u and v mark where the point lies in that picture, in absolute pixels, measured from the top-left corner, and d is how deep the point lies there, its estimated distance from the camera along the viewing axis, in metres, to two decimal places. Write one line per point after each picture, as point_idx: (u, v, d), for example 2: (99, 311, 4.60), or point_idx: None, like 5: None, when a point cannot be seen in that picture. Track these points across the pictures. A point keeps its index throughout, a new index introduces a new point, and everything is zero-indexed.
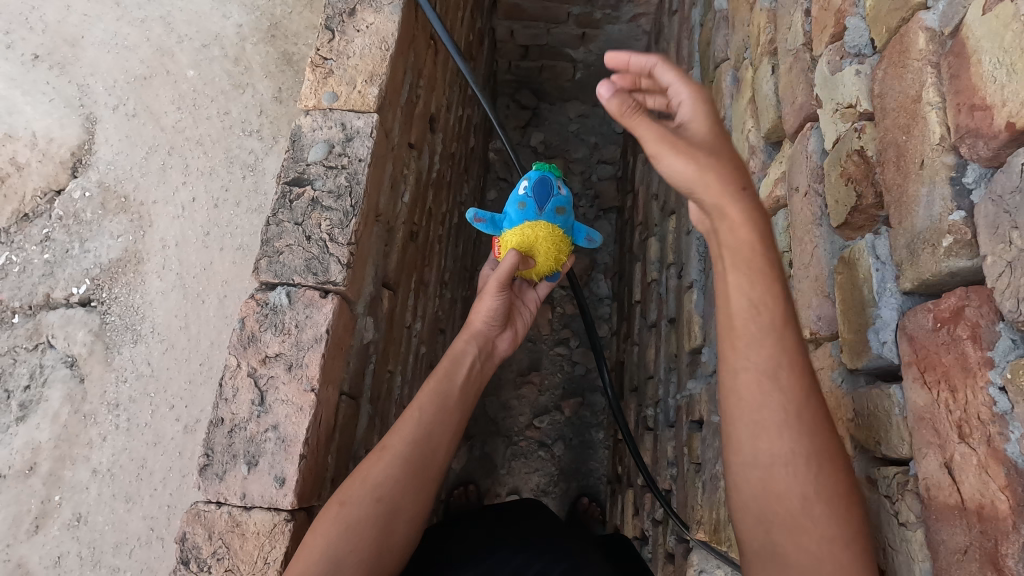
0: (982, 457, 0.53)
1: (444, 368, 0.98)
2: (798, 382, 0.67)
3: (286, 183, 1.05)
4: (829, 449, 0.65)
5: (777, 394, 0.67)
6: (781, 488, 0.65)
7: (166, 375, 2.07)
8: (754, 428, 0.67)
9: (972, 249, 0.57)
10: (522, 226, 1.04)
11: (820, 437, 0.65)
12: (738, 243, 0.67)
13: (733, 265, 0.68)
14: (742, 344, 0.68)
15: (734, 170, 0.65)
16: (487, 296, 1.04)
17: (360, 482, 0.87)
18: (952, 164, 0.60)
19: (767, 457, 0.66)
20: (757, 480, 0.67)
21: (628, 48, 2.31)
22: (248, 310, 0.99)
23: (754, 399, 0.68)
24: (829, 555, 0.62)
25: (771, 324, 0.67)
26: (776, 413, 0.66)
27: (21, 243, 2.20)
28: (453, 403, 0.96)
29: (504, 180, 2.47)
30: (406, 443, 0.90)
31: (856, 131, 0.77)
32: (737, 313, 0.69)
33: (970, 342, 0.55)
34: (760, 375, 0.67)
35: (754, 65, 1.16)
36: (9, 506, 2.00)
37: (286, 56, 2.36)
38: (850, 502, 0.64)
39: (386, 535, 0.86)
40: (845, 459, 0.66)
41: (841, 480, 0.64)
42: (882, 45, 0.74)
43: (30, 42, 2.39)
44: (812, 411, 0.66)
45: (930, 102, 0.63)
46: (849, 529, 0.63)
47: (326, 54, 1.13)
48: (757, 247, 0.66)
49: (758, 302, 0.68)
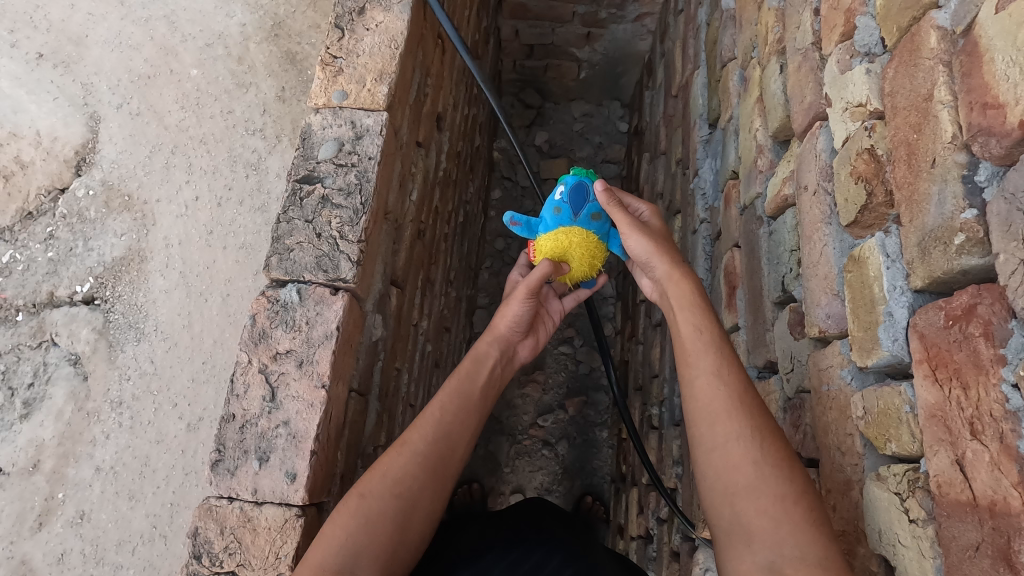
0: (994, 454, 0.53)
1: (465, 368, 0.99)
2: (740, 382, 0.81)
3: (296, 181, 1.05)
4: (771, 433, 0.76)
5: (724, 385, 0.80)
6: (736, 460, 0.75)
7: (170, 372, 2.08)
8: (708, 415, 0.79)
9: (985, 247, 0.58)
10: (557, 234, 1.05)
11: (759, 415, 0.77)
12: (687, 306, 0.87)
13: (679, 302, 0.88)
14: (691, 353, 0.84)
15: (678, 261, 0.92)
16: (515, 302, 1.04)
17: (380, 476, 0.87)
18: (964, 163, 0.60)
19: (722, 436, 0.77)
20: (717, 458, 0.77)
21: (632, 48, 2.31)
22: (259, 307, 1.00)
23: (708, 394, 0.80)
24: (781, 511, 0.71)
25: (713, 338, 0.84)
26: (723, 399, 0.79)
27: (25, 241, 2.21)
28: (473, 402, 0.96)
29: (508, 179, 2.48)
30: (425, 440, 0.90)
31: (867, 129, 0.77)
32: (685, 334, 0.86)
33: (982, 339, 0.55)
34: (708, 374, 0.81)
35: (761, 64, 1.17)
36: (14, 503, 2.01)
37: (290, 55, 2.37)
38: (793, 465, 0.74)
39: (404, 530, 0.86)
40: (784, 435, 0.77)
41: (783, 452, 0.75)
42: (893, 43, 0.74)
43: (35, 41, 2.40)
44: (751, 397, 0.79)
45: (942, 101, 0.63)
46: (796, 489, 0.72)
47: (335, 53, 1.14)
48: (699, 310, 0.86)
49: (699, 325, 0.85)
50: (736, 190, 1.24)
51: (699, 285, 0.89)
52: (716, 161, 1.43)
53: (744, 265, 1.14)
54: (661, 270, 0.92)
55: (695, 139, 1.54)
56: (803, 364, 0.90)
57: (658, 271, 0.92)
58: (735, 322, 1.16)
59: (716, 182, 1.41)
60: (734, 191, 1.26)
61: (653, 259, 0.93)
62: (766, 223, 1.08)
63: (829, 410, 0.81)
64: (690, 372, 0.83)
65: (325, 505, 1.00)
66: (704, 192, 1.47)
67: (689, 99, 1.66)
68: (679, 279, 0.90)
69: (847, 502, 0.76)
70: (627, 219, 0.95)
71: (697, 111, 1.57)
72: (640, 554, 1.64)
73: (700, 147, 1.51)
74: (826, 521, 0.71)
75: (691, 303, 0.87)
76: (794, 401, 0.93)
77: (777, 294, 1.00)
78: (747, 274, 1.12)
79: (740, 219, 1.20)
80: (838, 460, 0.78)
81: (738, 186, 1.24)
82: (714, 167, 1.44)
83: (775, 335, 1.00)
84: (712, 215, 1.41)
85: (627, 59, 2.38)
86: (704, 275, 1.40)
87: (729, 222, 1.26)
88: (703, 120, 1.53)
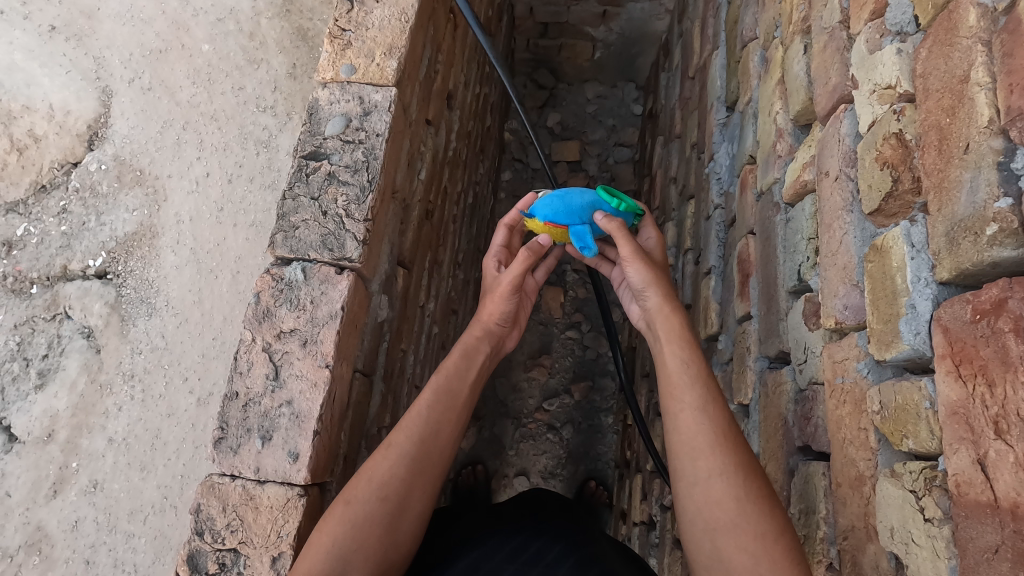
0: (1019, 455, 0.51)
1: (452, 365, 0.97)
2: (725, 419, 0.82)
3: (302, 157, 1.03)
4: (752, 471, 0.78)
5: (708, 420, 0.81)
6: (718, 496, 0.77)
7: (180, 347, 2.09)
8: (690, 450, 0.80)
9: (1019, 239, 0.55)
10: (586, 233, 1.01)
11: (742, 452, 0.79)
12: (675, 339, 0.88)
13: (667, 335, 0.89)
14: (676, 387, 0.85)
15: (667, 295, 0.92)
16: (500, 297, 1.02)
17: (366, 481, 0.86)
18: (1001, 148, 0.57)
19: (705, 471, 0.78)
20: (699, 494, 0.78)
21: (650, 27, 2.25)
22: (263, 285, 0.98)
23: (690, 429, 0.81)
24: (761, 548, 0.73)
25: (699, 373, 0.85)
26: (706, 435, 0.80)
27: (39, 214, 2.21)
28: (461, 400, 0.95)
29: (520, 161, 2.44)
30: (411, 441, 0.89)
31: (896, 113, 0.73)
32: (671, 366, 0.87)
33: (1012, 334, 0.53)
34: (693, 410, 0.82)
35: (784, 44, 1.12)
36: (29, 471, 2.05)
37: (301, 31, 2.33)
38: (773, 503, 0.76)
39: (394, 533, 0.86)
40: (764, 473, 0.79)
41: (765, 491, 0.77)
42: (928, 22, 0.70)
43: (47, 14, 2.38)
44: (733, 433, 0.81)
45: (979, 83, 0.60)
46: (776, 526, 0.74)
47: (344, 26, 1.11)
48: (682, 345, 0.88)
49: (687, 359, 0.86)
50: (752, 175, 1.21)
51: (688, 320, 0.90)
52: (732, 145, 1.39)
53: (759, 252, 1.12)
54: (652, 302, 0.93)
55: (712, 123, 1.50)
56: (817, 356, 0.88)
57: (657, 284, 0.93)
58: (747, 311, 1.14)
59: (731, 166, 1.37)
60: (750, 176, 1.22)
61: (648, 290, 0.93)
62: (783, 210, 1.05)
63: (843, 405, 0.78)
64: (674, 405, 0.84)
65: (328, 485, 0.99)
66: (719, 177, 1.43)
67: (707, 81, 1.61)
68: (669, 313, 0.91)
69: (859, 497, 0.74)
70: (632, 246, 0.93)
71: (714, 93, 1.53)
72: (642, 541, 1.64)
73: (716, 130, 1.47)
74: (802, 559, 0.74)
75: (676, 338, 0.89)
76: (806, 393, 0.90)
77: (792, 283, 0.97)
78: (761, 262, 1.09)
79: (757, 205, 1.17)
80: (851, 454, 0.76)
81: (755, 171, 1.20)
82: (730, 151, 1.40)
83: (788, 325, 0.98)
84: (726, 200, 1.37)
85: (643, 39, 2.32)
86: (716, 262, 1.37)
87: (744, 208, 1.23)
88: (720, 103, 1.49)
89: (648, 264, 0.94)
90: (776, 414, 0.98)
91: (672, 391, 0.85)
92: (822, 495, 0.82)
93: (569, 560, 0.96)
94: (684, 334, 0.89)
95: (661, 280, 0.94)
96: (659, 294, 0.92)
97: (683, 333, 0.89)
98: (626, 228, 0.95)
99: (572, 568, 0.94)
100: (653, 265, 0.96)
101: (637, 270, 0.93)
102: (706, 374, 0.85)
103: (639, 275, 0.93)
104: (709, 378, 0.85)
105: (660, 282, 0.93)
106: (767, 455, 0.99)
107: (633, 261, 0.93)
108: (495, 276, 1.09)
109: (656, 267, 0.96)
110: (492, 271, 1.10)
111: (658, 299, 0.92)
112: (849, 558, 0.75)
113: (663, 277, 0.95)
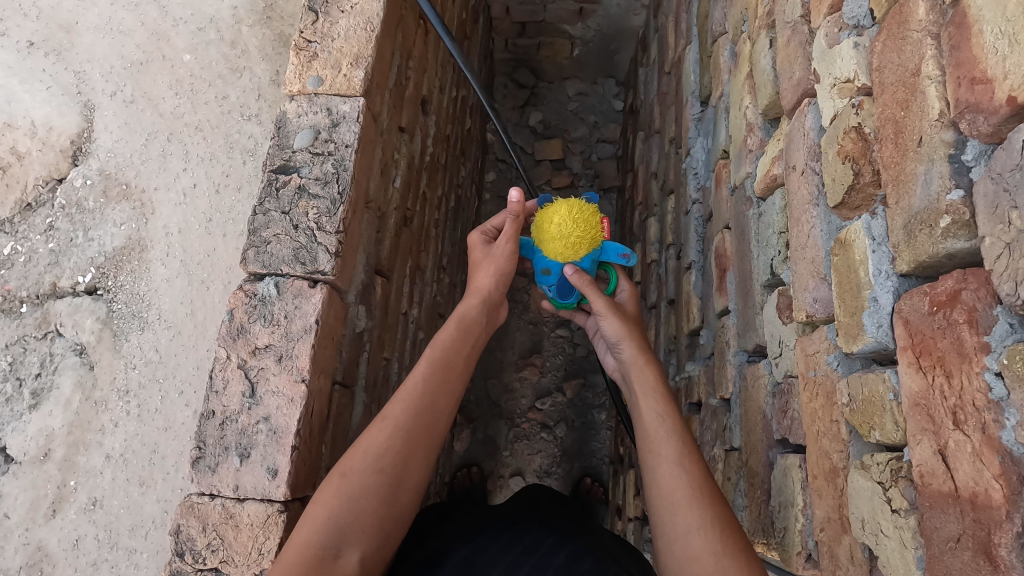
0: (976, 444, 0.52)
1: (447, 339, 0.95)
2: (702, 474, 0.82)
3: (272, 171, 1.03)
4: (730, 525, 0.78)
5: (686, 475, 0.81)
6: (697, 552, 0.76)
7: (173, 361, 2.08)
8: (669, 504, 0.80)
9: (971, 230, 0.55)
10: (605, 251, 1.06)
11: (719, 505, 0.79)
12: (646, 394, 0.90)
13: (643, 388, 0.91)
14: (653, 441, 0.86)
15: (635, 349, 0.95)
16: (498, 258, 1.03)
17: (362, 452, 0.86)
18: (951, 141, 0.57)
19: (684, 527, 0.78)
20: (679, 549, 0.77)
21: (627, 23, 2.25)
22: (236, 302, 0.98)
23: (668, 482, 0.81)
24: None
25: (674, 427, 0.86)
26: (684, 489, 0.80)
27: (26, 232, 2.20)
28: (456, 372, 0.94)
29: (503, 161, 2.44)
30: (406, 414, 0.88)
31: (855, 107, 0.74)
32: (648, 420, 0.88)
33: (967, 326, 0.53)
34: (671, 463, 0.83)
35: (752, 38, 1.13)
36: (28, 491, 2.03)
37: (282, 38, 2.32)
38: (750, 560, 0.76)
39: (391, 505, 0.86)
40: (742, 529, 0.79)
41: (742, 546, 0.77)
42: (882, 15, 0.71)
43: (25, 29, 2.36)
44: (710, 487, 0.81)
45: (929, 76, 0.60)
46: None
47: (310, 37, 1.10)
48: (654, 399, 0.90)
49: (662, 413, 0.88)
50: (726, 170, 1.21)
51: (662, 373, 0.93)
52: (707, 139, 1.40)
53: (735, 247, 1.12)
54: (627, 352, 0.96)
55: (687, 118, 1.51)
56: (791, 349, 0.88)
57: (625, 353, 0.96)
58: (725, 305, 1.14)
59: (707, 161, 1.38)
60: (723, 171, 1.23)
61: (622, 342, 0.96)
62: (755, 204, 1.05)
63: (815, 398, 0.79)
64: (652, 459, 0.85)
65: None
66: (696, 173, 1.43)
67: (682, 75, 1.61)
68: (643, 364, 0.94)
69: (833, 489, 0.74)
70: (604, 300, 0.98)
71: (688, 88, 1.53)
72: (638, 536, 1.65)
73: (691, 125, 1.48)
74: None
75: (651, 390, 0.91)
76: (782, 385, 0.91)
77: (765, 277, 0.98)
78: (737, 257, 1.10)
79: (731, 200, 1.18)
80: (824, 447, 0.76)
81: (728, 165, 1.21)
82: (706, 146, 1.41)
83: (764, 320, 0.98)
84: (704, 195, 1.38)
85: (622, 35, 2.32)
86: (696, 257, 1.37)
87: (719, 203, 1.24)
88: (694, 97, 1.49)
89: (618, 316, 0.98)
90: (755, 408, 0.98)
91: (650, 444, 0.86)
92: (799, 488, 0.82)
93: (565, 549, 0.97)
94: (657, 386, 0.91)
95: (633, 330, 0.98)
96: (632, 343, 0.96)
97: (656, 385, 0.91)
98: (595, 285, 0.99)
99: (567, 558, 0.94)
100: (620, 316, 0.99)
101: (610, 322, 0.97)
102: (681, 431, 0.86)
103: (612, 327, 0.97)
104: (681, 430, 0.86)
105: (633, 333, 0.97)
106: (749, 449, 0.99)
107: (608, 313, 0.97)
108: (483, 249, 1.07)
109: (625, 317, 1.00)
110: (480, 245, 1.07)
111: (632, 347, 0.96)
112: (826, 549, 0.76)
113: (635, 329, 0.98)
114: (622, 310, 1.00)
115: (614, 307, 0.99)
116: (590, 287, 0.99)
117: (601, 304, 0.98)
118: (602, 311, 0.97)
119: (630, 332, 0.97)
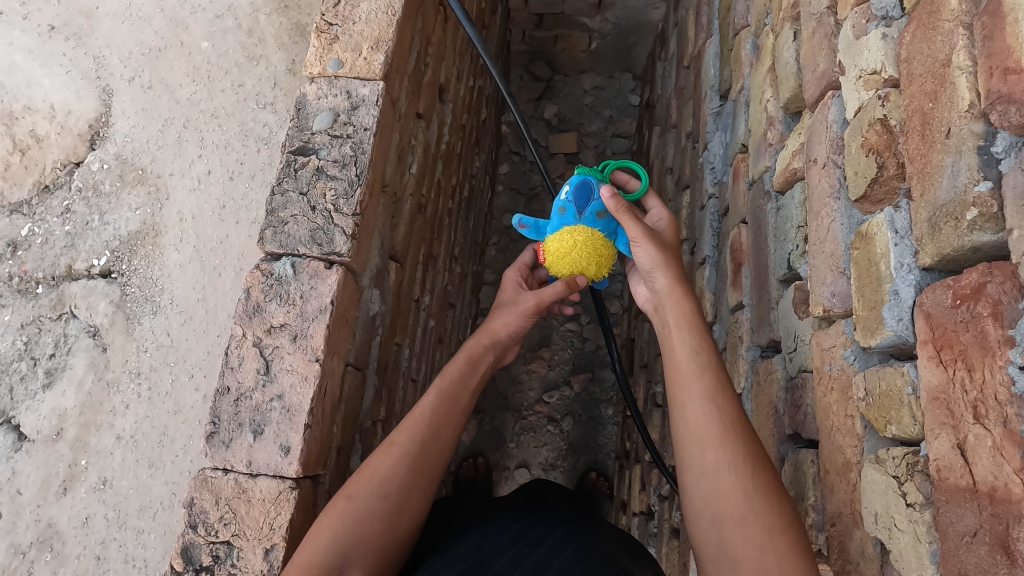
0: (996, 438, 0.51)
1: (455, 370, 0.98)
2: (734, 411, 0.81)
3: (291, 152, 1.03)
4: (762, 462, 0.77)
5: (717, 413, 0.81)
6: (725, 488, 0.76)
7: (186, 345, 2.10)
8: (698, 441, 0.80)
9: (998, 224, 0.54)
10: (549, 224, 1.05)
11: (750, 443, 0.78)
12: (680, 326, 0.89)
13: (677, 320, 0.90)
14: (683, 376, 0.85)
15: (670, 278, 0.93)
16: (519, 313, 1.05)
17: (368, 477, 0.87)
18: (981, 133, 0.56)
19: (713, 463, 0.78)
20: (706, 486, 0.77)
21: (646, 17, 2.23)
22: (253, 280, 0.99)
23: (697, 420, 0.81)
24: (767, 540, 0.72)
25: (708, 362, 0.85)
26: (716, 426, 0.80)
27: (43, 215, 2.22)
28: (462, 403, 0.95)
29: (517, 154, 2.44)
30: (412, 441, 0.89)
31: (881, 98, 0.73)
32: (681, 355, 0.87)
33: (991, 320, 0.53)
34: (701, 400, 0.82)
35: (775, 31, 1.12)
36: (40, 469, 2.07)
37: (298, 27, 2.33)
38: (781, 497, 0.75)
39: (393, 530, 0.87)
40: (772, 466, 0.78)
41: (773, 484, 0.76)
42: (912, 6, 0.70)
43: (46, 14, 2.39)
44: (742, 426, 0.80)
45: (960, 67, 0.59)
46: (783, 520, 0.73)
47: (331, 20, 1.10)
48: (688, 332, 0.88)
49: (696, 347, 0.87)
50: (744, 164, 1.20)
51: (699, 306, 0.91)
52: (725, 133, 1.38)
53: (752, 241, 1.11)
54: (661, 284, 0.94)
55: (705, 112, 1.49)
56: (807, 343, 0.87)
57: (659, 283, 0.94)
58: (740, 300, 1.14)
59: (724, 155, 1.37)
60: (742, 164, 1.22)
61: (657, 271, 0.94)
62: (774, 198, 1.04)
63: (831, 392, 0.78)
64: (682, 395, 0.84)
65: (321, 478, 1.00)
66: (713, 167, 1.42)
67: (701, 69, 1.60)
68: (679, 295, 0.92)
69: (846, 484, 0.74)
70: (640, 226, 0.94)
71: (708, 82, 1.52)
72: (642, 530, 1.65)
73: (709, 119, 1.47)
74: (809, 554, 0.72)
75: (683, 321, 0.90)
76: (796, 380, 0.90)
77: (783, 272, 0.97)
78: (754, 250, 1.09)
79: (749, 194, 1.17)
80: (838, 442, 0.76)
81: (747, 159, 1.20)
82: (723, 140, 1.39)
83: (779, 314, 0.97)
84: (720, 190, 1.37)
85: (640, 29, 2.30)
86: (710, 252, 1.37)
87: (736, 197, 1.23)
88: (713, 91, 1.48)
89: (650, 242, 0.94)
90: (767, 402, 0.98)
91: (680, 380, 0.85)
92: (811, 482, 0.82)
93: (573, 543, 0.97)
94: (689, 318, 0.90)
95: (667, 256, 0.95)
96: (667, 273, 0.93)
97: (688, 317, 0.90)
98: (631, 209, 0.95)
99: (576, 551, 0.95)
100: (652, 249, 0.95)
101: (645, 251, 0.95)
102: (715, 367, 0.85)
103: (646, 256, 0.95)
104: (713, 366, 0.85)
105: (667, 259, 0.95)
106: None
107: (645, 239, 0.94)
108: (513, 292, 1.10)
109: (659, 245, 0.96)
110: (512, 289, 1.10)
111: (667, 276, 0.93)
112: (837, 544, 0.75)
113: (671, 258, 0.95)
114: (659, 237, 0.97)
115: (647, 232, 0.95)
116: (625, 210, 0.94)
117: (637, 232, 0.94)
118: (639, 238, 0.94)
119: (664, 259, 0.94)
